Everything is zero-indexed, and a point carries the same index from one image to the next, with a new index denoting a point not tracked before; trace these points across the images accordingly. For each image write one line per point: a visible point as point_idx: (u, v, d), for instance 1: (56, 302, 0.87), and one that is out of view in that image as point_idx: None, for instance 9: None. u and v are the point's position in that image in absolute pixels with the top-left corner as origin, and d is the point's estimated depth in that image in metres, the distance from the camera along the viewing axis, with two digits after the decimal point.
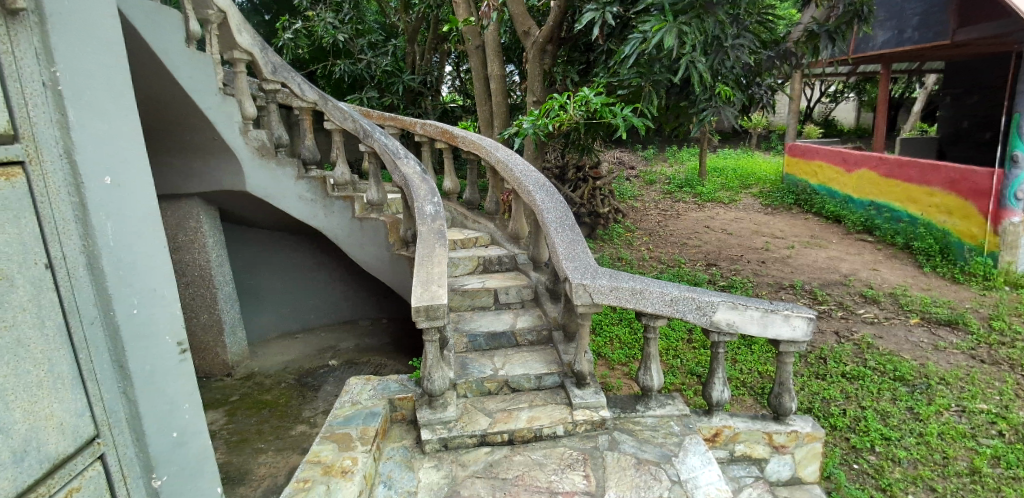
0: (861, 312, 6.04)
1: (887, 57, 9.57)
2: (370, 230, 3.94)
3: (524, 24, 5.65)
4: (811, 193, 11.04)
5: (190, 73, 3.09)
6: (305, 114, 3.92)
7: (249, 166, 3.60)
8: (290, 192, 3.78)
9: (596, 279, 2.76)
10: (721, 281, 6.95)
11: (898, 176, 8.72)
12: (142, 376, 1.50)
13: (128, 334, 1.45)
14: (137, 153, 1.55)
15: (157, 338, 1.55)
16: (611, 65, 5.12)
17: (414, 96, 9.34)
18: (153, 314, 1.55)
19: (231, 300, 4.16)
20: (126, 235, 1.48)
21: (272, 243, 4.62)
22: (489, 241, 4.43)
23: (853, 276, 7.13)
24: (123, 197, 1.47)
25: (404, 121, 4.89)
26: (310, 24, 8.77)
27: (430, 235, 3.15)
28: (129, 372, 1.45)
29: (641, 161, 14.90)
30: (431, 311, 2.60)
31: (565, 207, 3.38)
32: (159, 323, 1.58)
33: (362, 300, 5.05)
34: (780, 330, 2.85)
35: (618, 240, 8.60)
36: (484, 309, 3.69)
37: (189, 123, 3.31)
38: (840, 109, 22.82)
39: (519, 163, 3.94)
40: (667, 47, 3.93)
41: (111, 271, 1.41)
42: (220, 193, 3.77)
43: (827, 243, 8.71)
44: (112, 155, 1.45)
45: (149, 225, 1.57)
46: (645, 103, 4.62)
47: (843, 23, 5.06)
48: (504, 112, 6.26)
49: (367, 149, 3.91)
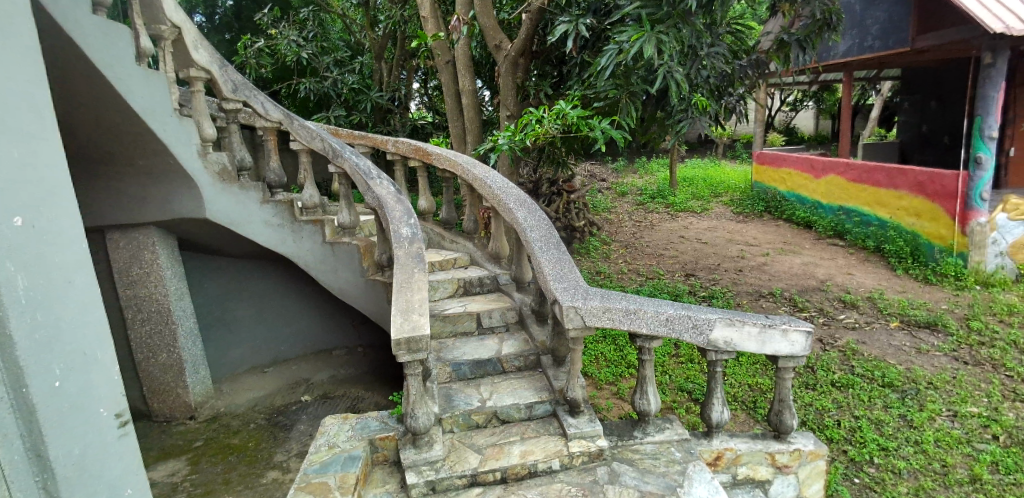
0: (842, 317, 6.06)
1: (849, 65, 9.84)
2: (342, 255, 3.71)
3: (495, 38, 5.51)
4: (782, 200, 11.21)
5: (142, 93, 2.84)
6: (269, 134, 3.68)
7: (210, 192, 3.31)
8: (255, 217, 3.53)
9: (587, 299, 2.60)
10: (702, 292, 6.89)
11: (866, 181, 8.92)
12: (68, 462, 1.56)
13: (49, 416, 1.50)
14: (62, 207, 1.59)
15: (87, 414, 1.63)
16: (585, 77, 5.06)
17: (383, 113, 9.14)
18: (82, 389, 1.62)
19: (194, 336, 3.77)
20: (47, 308, 1.52)
21: (240, 270, 4.29)
22: (469, 261, 4.25)
23: (830, 282, 7.18)
24: (42, 261, 1.51)
25: (375, 138, 4.67)
26: (273, 42, 8.53)
27: (408, 259, 2.96)
28: (48, 461, 1.50)
29: (612, 173, 15.01)
30: (414, 343, 2.40)
31: (549, 224, 3.24)
32: (91, 398, 1.64)
33: (337, 328, 4.69)
34: (778, 346, 2.74)
35: (595, 253, 8.53)
36: (466, 335, 3.48)
37: (141, 148, 3.04)
38: (800, 118, 23.56)
39: (498, 180, 3.78)
40: (647, 57, 3.88)
41: (29, 354, 1.45)
42: (177, 222, 3.46)
43: (800, 249, 8.82)
44: (27, 203, 1.48)
45: (76, 290, 1.62)
46: (623, 115, 4.53)
47: (812, 32, 5.18)
48: (477, 128, 6.12)
49: (337, 170, 3.69)
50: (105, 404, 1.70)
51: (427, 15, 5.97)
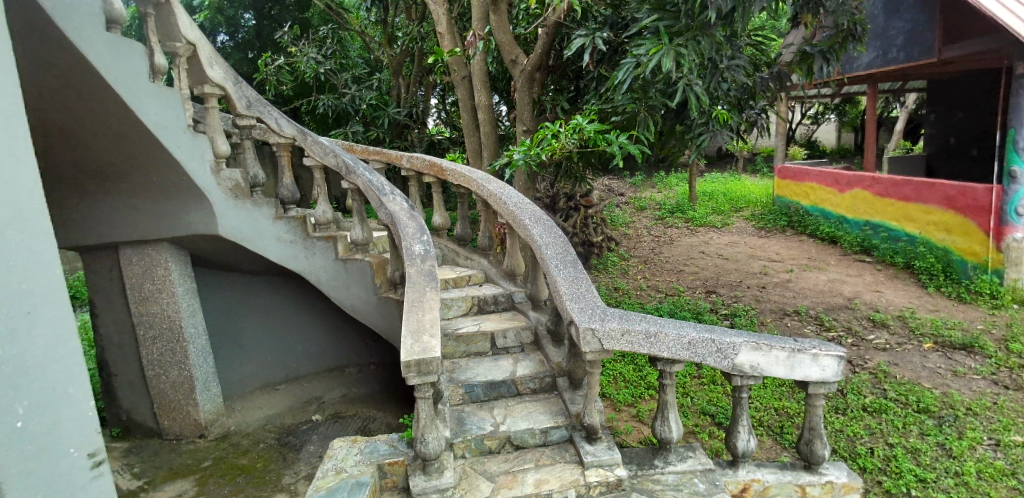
0: (872, 338, 5.81)
1: (873, 77, 9.62)
2: (355, 272, 3.65)
3: (511, 52, 5.47)
4: (805, 214, 10.94)
5: (154, 109, 2.85)
6: (282, 150, 3.66)
7: (222, 208, 3.29)
8: (267, 233, 3.50)
9: (605, 321, 2.49)
10: (723, 309, 6.69)
11: (893, 195, 8.65)
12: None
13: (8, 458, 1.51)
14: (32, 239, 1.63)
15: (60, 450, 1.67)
16: (602, 91, 4.99)
17: (400, 129, 9.19)
18: (52, 424, 1.65)
19: (205, 354, 3.72)
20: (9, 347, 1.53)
21: (251, 285, 4.25)
22: (483, 278, 4.16)
23: (857, 299, 6.93)
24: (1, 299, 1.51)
25: (390, 154, 4.64)
26: (293, 59, 8.65)
27: (420, 277, 2.88)
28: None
29: (630, 188, 14.90)
30: (424, 365, 2.31)
31: (565, 241, 3.14)
32: (62, 436, 1.68)
33: (350, 345, 4.63)
34: (808, 371, 2.59)
35: (613, 269, 8.39)
36: (480, 355, 3.38)
37: (154, 164, 3.03)
38: (821, 131, 23.19)
39: (513, 196, 3.71)
40: (665, 70, 3.79)
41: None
42: (191, 239, 3.44)
43: (825, 265, 8.57)
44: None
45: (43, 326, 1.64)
46: (641, 129, 4.44)
47: (835, 43, 5.05)
48: (493, 142, 6.08)
49: (350, 186, 3.65)
50: (76, 443, 1.73)
51: (444, 31, 5.98)
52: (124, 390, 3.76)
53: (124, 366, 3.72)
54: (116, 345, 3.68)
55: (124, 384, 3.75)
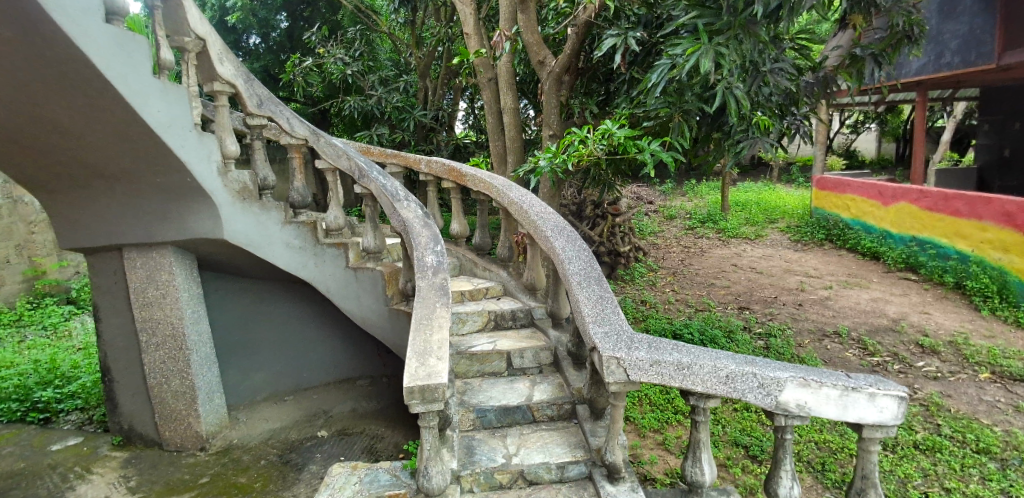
0: (921, 365, 5.36)
1: (923, 85, 9.09)
2: (366, 281, 3.47)
3: (539, 54, 5.24)
4: (845, 228, 10.39)
5: (158, 108, 2.73)
6: (294, 152, 3.51)
7: (230, 211, 3.15)
8: (275, 239, 3.33)
9: (632, 349, 2.22)
10: (757, 328, 6.30)
11: (943, 210, 8.10)
12: None
13: None
14: None
15: None
16: (634, 95, 4.73)
17: (426, 132, 9.05)
18: None
19: (209, 363, 3.59)
20: None
21: (263, 294, 4.10)
22: (502, 291, 3.92)
23: (904, 321, 6.47)
24: None
25: (408, 157, 4.45)
26: (321, 60, 8.61)
27: (431, 290, 2.67)
28: None
29: (659, 196, 14.52)
30: (428, 393, 2.08)
31: (590, 256, 2.88)
32: None
33: (362, 356, 4.47)
34: (863, 412, 2.26)
35: (640, 281, 8.07)
36: (495, 376, 3.14)
37: (159, 165, 2.91)
38: (861, 140, 22.31)
39: (535, 205, 3.47)
40: (704, 71, 3.52)
41: None
42: (198, 244, 3.31)
43: (867, 283, 8.07)
44: None
45: None
46: (675, 135, 4.17)
47: (888, 45, 4.70)
48: (518, 147, 5.86)
49: (363, 191, 3.47)
50: None
51: (470, 32, 5.79)
52: (127, 397, 3.64)
53: (127, 373, 3.60)
54: (119, 350, 3.57)
55: (126, 391, 3.64)
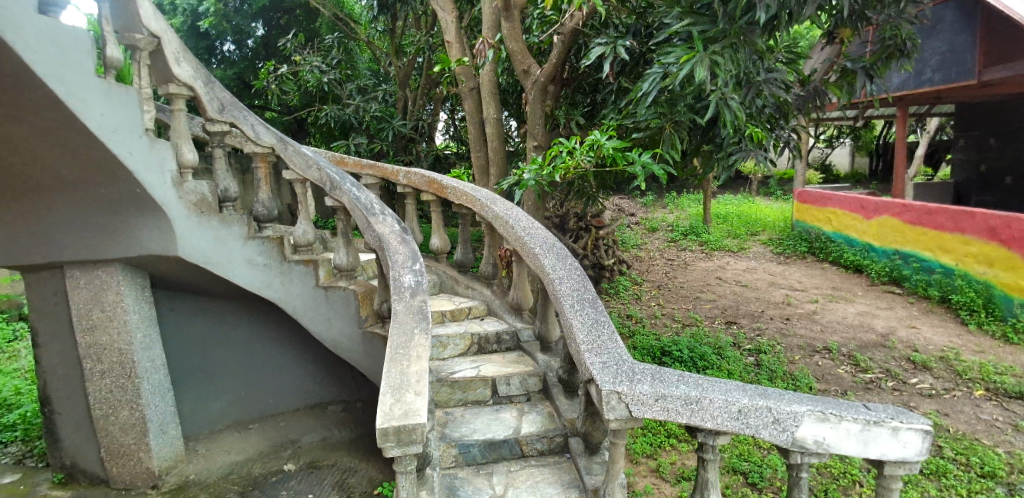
0: (914, 381, 5.24)
1: (903, 100, 9.16)
2: (337, 302, 3.18)
3: (523, 62, 5.04)
4: (827, 241, 10.39)
5: (100, 110, 2.42)
6: (260, 162, 3.22)
7: (185, 226, 2.85)
8: (237, 256, 3.03)
9: (634, 382, 1.98)
10: (746, 344, 6.12)
11: (925, 223, 8.12)
12: None
13: None
14: None
15: None
16: (622, 105, 4.56)
17: (406, 142, 8.78)
18: None
19: (162, 391, 3.26)
20: None
21: (226, 314, 3.78)
22: (485, 311, 3.67)
23: (892, 336, 6.38)
24: None
25: (386, 168, 4.19)
26: (296, 68, 8.30)
27: (408, 314, 2.40)
28: None
29: (640, 208, 14.46)
30: (405, 434, 1.81)
31: (583, 275, 2.65)
32: None
33: (335, 380, 4.16)
34: (885, 447, 2.03)
35: (625, 294, 7.89)
36: (478, 405, 2.87)
37: (104, 172, 2.60)
38: (836, 154, 22.73)
39: (521, 220, 3.24)
40: (699, 81, 3.35)
41: None
42: (150, 261, 2.99)
43: (852, 296, 8.02)
44: None
45: None
46: (666, 147, 4.01)
47: (880, 58, 4.64)
48: (501, 158, 5.63)
49: (336, 204, 3.19)
50: None
51: (452, 39, 5.59)
52: (68, 432, 3.28)
53: (69, 405, 3.24)
54: (61, 379, 3.21)
55: (68, 425, 3.27)
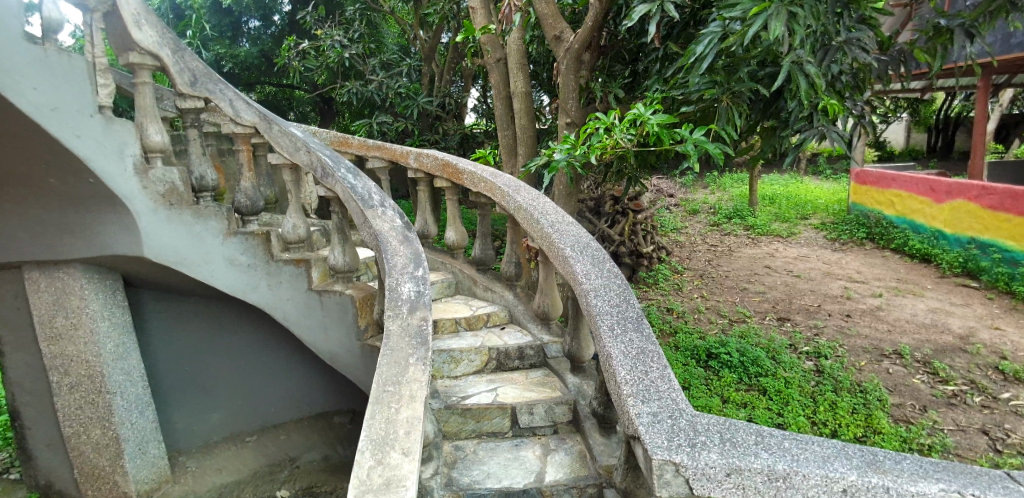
0: (1006, 397, 4.50)
1: (990, 67, 8.05)
2: (332, 308, 2.82)
3: (555, 27, 4.43)
4: (889, 226, 9.45)
5: (34, 84, 2.12)
6: (242, 145, 2.82)
7: (150, 222, 2.53)
8: (215, 255, 2.71)
9: (696, 450, 1.43)
10: (804, 346, 5.46)
11: (1010, 209, 7.16)
12: None
13: None
14: None
15: None
16: (669, 74, 3.92)
17: (431, 120, 8.23)
18: None
19: (140, 405, 3.09)
20: None
21: (222, 317, 3.48)
22: (506, 318, 3.19)
23: (973, 339, 5.58)
24: None
25: (395, 149, 3.70)
26: (317, 43, 7.83)
27: (403, 336, 1.90)
28: None
29: (679, 189, 13.65)
30: None
31: (624, 287, 2.12)
32: None
33: (337, 392, 3.85)
34: None
35: (665, 284, 7.29)
36: (495, 438, 2.39)
37: (48, 163, 2.31)
38: (892, 130, 21.07)
39: (549, 212, 2.72)
40: (773, 39, 2.70)
41: None
42: (116, 261, 2.72)
43: (922, 290, 7.18)
44: None
45: None
46: (722, 123, 3.36)
47: (984, 13, 3.77)
48: (530, 138, 5.07)
49: (328, 194, 2.73)
50: None
51: (476, 5, 5.01)
52: (41, 448, 3.20)
53: (38, 418, 3.15)
54: (28, 390, 3.12)
55: (39, 440, 3.19)
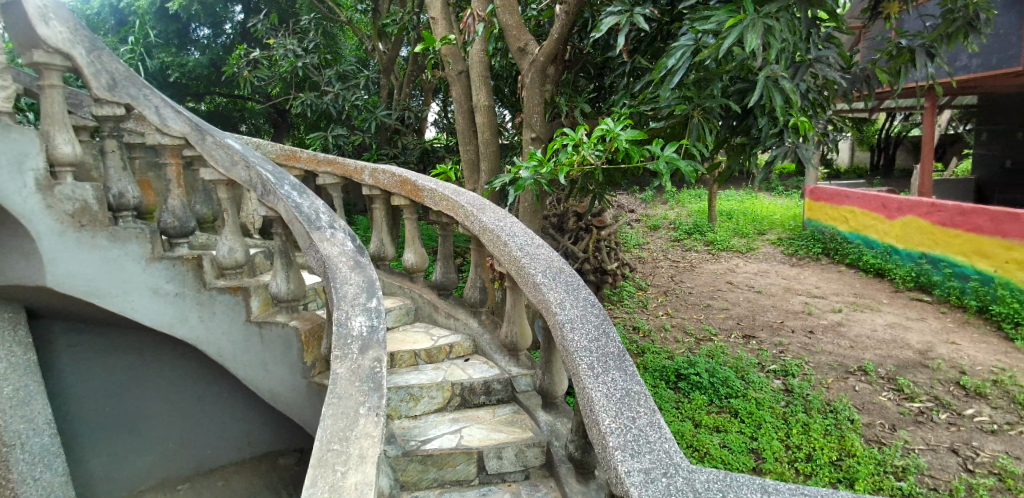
0: (970, 413, 4.53)
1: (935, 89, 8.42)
2: (274, 343, 2.55)
3: (519, 39, 4.28)
4: (844, 241, 9.70)
5: None
6: (170, 158, 2.51)
7: (56, 246, 2.32)
8: (135, 283, 2.46)
9: None
10: (771, 364, 5.41)
11: (960, 225, 7.41)
12: None
13: None
14: None
15: None
16: (637, 89, 3.82)
17: (391, 134, 7.95)
18: None
19: (46, 457, 2.78)
20: None
21: (145, 352, 3.27)
22: (471, 348, 2.95)
23: (933, 354, 5.67)
24: None
25: (347, 164, 3.44)
26: (270, 52, 7.46)
27: (351, 377, 1.65)
28: None
29: (640, 205, 13.75)
30: None
31: (602, 317, 1.91)
32: None
33: (274, 424, 3.71)
34: None
35: (630, 301, 7.19)
36: (460, 488, 2.13)
37: None
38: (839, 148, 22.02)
39: (516, 233, 2.51)
40: (750, 51, 2.61)
41: None
42: (20, 292, 2.46)
43: (878, 304, 7.32)
44: None
45: None
46: (693, 140, 3.25)
47: (942, 34, 3.83)
48: (493, 153, 4.88)
49: (270, 214, 2.43)
50: None
51: (437, 16, 4.82)
52: None
53: None
54: None
55: None
